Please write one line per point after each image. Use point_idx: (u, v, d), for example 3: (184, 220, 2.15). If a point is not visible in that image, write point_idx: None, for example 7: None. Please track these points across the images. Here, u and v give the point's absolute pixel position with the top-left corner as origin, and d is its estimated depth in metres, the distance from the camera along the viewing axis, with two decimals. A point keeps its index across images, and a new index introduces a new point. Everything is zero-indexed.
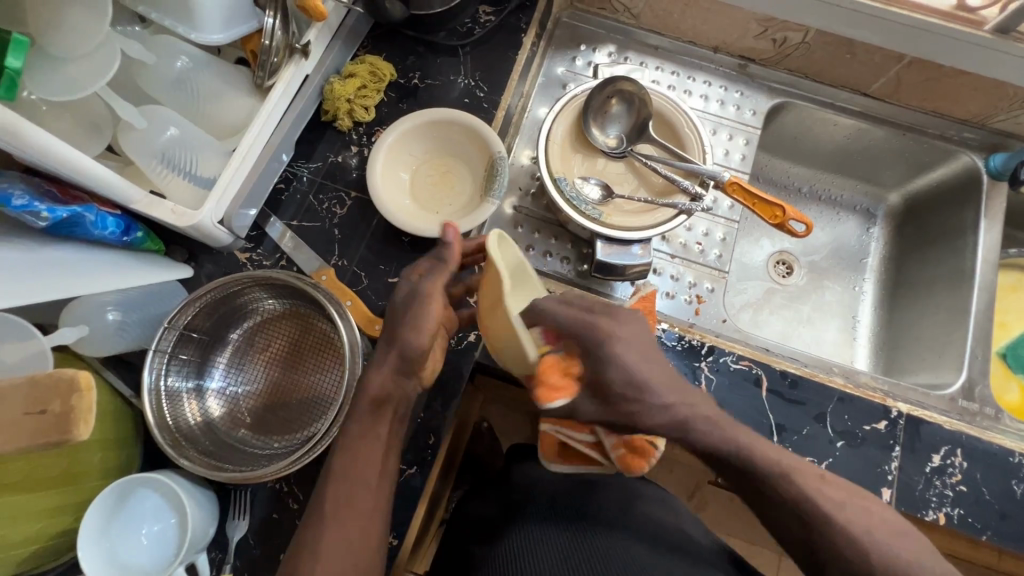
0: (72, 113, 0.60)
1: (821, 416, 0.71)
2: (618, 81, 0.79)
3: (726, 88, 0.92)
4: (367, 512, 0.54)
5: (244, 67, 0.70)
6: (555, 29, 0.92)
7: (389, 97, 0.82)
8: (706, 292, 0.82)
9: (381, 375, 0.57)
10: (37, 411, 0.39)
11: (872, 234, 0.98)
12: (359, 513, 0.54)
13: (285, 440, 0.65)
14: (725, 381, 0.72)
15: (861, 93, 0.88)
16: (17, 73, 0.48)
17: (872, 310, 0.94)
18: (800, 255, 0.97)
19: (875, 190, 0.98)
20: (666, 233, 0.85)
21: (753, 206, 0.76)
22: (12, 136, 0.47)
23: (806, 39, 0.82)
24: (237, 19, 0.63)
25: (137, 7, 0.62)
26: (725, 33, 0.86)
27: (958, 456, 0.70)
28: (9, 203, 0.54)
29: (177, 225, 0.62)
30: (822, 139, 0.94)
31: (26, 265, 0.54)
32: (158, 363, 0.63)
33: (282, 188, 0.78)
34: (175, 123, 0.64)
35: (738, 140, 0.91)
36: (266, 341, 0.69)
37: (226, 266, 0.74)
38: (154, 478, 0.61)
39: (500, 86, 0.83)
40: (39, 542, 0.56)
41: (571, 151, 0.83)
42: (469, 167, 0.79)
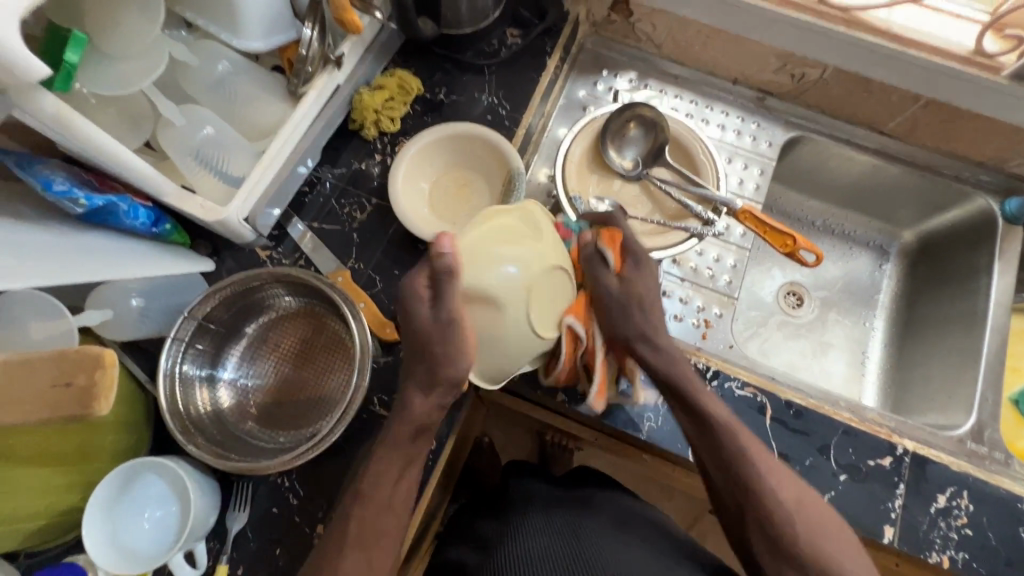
0: (117, 108, 0.63)
1: (825, 447, 0.70)
2: (636, 107, 0.81)
3: (743, 119, 0.94)
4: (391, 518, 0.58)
5: (279, 74, 0.73)
6: (578, 54, 0.95)
7: (414, 110, 0.85)
8: (714, 317, 0.83)
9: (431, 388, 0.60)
10: (62, 383, 0.40)
11: (885, 270, 0.98)
12: (379, 516, 0.57)
13: (290, 435, 0.66)
14: (728, 406, 0.72)
15: (877, 131, 0.90)
16: (74, 68, 0.49)
17: (882, 348, 0.94)
18: (811, 287, 0.97)
19: (889, 227, 0.98)
20: (678, 257, 0.85)
21: (765, 234, 0.77)
22: (62, 126, 0.50)
23: (824, 76, 0.84)
24: (277, 29, 0.67)
25: (185, 13, 0.66)
26: (745, 66, 0.89)
27: (965, 498, 0.69)
28: (51, 188, 0.58)
29: (205, 219, 0.65)
30: (839, 174, 0.95)
31: (61, 250, 0.57)
32: (175, 351, 0.64)
33: (306, 191, 0.80)
34: (211, 123, 0.67)
35: (753, 170, 0.92)
36: (280, 337, 0.71)
37: (247, 262, 0.76)
38: (161, 463, 0.62)
39: (522, 105, 0.86)
40: (44, 518, 0.57)
41: (588, 171, 0.84)
42: (487, 180, 0.81)
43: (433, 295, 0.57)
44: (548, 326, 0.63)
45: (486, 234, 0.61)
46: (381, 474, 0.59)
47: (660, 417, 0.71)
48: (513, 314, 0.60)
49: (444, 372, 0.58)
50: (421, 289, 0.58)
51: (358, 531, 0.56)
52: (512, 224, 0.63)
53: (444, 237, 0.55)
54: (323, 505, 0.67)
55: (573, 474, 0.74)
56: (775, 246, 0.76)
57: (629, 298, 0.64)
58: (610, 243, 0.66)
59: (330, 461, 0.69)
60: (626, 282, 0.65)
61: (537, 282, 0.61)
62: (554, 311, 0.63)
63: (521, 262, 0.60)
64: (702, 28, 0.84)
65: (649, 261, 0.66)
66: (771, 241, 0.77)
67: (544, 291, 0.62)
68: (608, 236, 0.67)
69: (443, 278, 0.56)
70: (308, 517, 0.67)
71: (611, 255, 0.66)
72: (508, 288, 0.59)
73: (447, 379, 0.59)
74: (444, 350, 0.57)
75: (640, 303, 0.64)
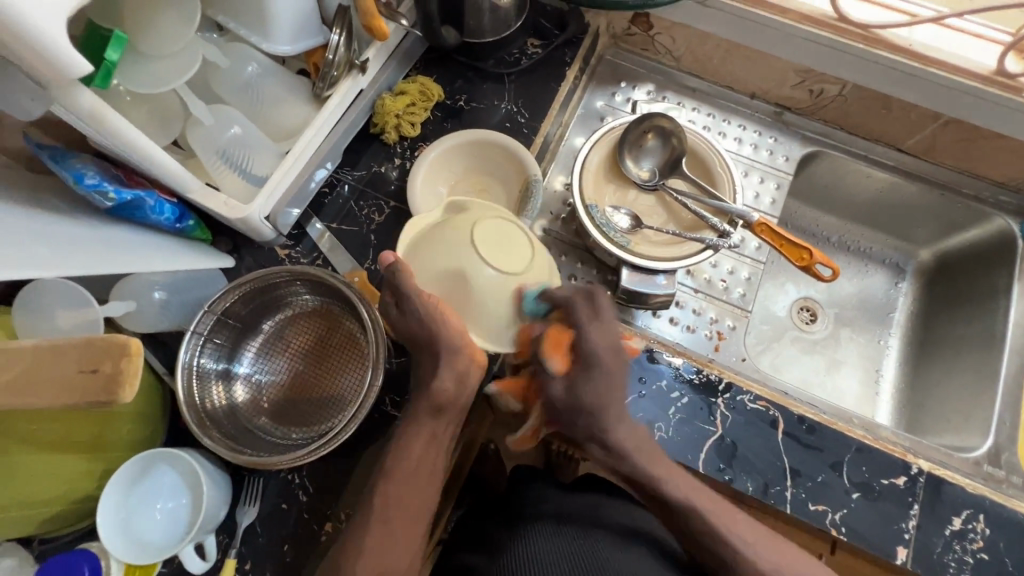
0: (149, 106, 0.65)
1: (837, 464, 0.70)
2: (655, 117, 0.82)
3: (760, 133, 0.94)
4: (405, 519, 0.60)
5: (305, 78, 0.75)
6: (598, 65, 0.96)
7: (435, 116, 0.86)
8: (727, 329, 0.83)
9: (443, 387, 0.61)
10: (88, 369, 0.41)
11: (900, 288, 0.97)
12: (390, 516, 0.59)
13: (302, 432, 0.66)
14: (740, 419, 0.71)
15: (895, 148, 0.90)
16: (114, 66, 0.50)
17: (897, 367, 0.93)
18: (825, 303, 0.96)
19: (906, 246, 0.98)
20: (692, 268, 0.85)
21: (781, 248, 0.77)
22: (96, 122, 0.51)
23: (843, 92, 0.84)
24: (305, 34, 0.69)
25: (217, 16, 0.67)
26: (764, 81, 0.89)
27: (981, 522, 0.67)
28: (82, 181, 0.61)
29: (228, 217, 0.66)
30: (856, 190, 0.95)
31: (89, 243, 0.59)
32: (194, 344, 0.66)
33: (326, 192, 0.82)
34: (239, 123, 0.68)
35: (769, 184, 0.92)
36: (295, 335, 0.72)
37: (266, 260, 0.78)
38: (174, 455, 0.63)
39: (541, 114, 0.87)
40: (61, 504, 0.58)
41: (604, 180, 0.85)
42: (505, 186, 0.82)
43: (396, 296, 0.62)
44: (514, 264, 0.62)
45: (421, 238, 0.66)
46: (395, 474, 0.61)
47: (671, 428, 0.71)
48: (474, 277, 0.61)
49: (443, 352, 0.61)
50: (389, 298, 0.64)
51: (377, 530, 0.58)
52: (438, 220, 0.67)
53: (387, 253, 0.62)
54: (332, 503, 0.67)
55: (581, 482, 0.73)
56: (793, 260, 0.76)
57: (575, 411, 0.59)
58: (551, 353, 0.58)
59: (340, 460, 0.69)
60: (571, 393, 0.59)
61: (474, 233, 0.62)
62: (509, 246, 0.63)
63: (456, 232, 0.63)
64: (722, 42, 0.85)
65: (601, 363, 0.58)
66: (789, 255, 0.76)
67: (490, 239, 0.62)
68: (552, 339, 0.59)
69: (397, 282, 0.61)
70: (316, 514, 0.67)
71: (553, 362, 0.59)
72: (457, 263, 0.62)
73: (449, 352, 0.61)
74: (434, 331, 0.60)
75: (586, 410, 0.59)
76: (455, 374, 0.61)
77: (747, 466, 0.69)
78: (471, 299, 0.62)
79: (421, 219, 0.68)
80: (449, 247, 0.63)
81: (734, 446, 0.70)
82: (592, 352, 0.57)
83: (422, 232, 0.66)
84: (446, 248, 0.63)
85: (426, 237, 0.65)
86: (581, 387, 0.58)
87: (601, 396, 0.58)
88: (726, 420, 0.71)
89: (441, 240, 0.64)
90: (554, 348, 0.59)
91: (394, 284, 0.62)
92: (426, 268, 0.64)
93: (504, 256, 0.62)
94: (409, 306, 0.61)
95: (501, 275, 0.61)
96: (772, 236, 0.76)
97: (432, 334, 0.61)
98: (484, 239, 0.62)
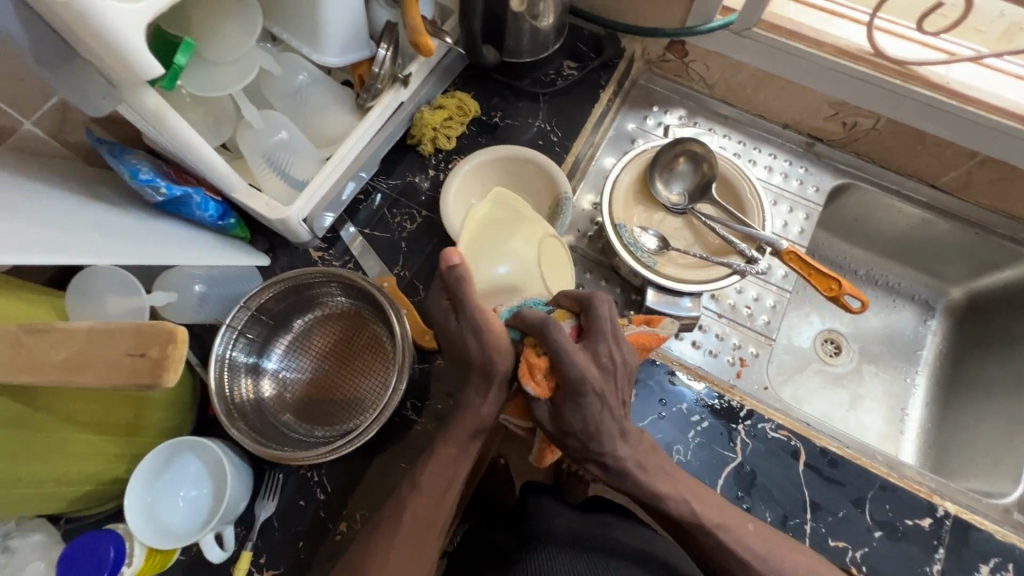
0: (204, 109, 0.68)
1: (860, 501, 0.68)
2: (687, 142, 0.82)
3: (791, 163, 0.94)
4: (421, 521, 0.61)
5: (350, 89, 0.78)
6: (631, 89, 0.98)
7: (470, 131, 0.89)
8: (750, 356, 0.82)
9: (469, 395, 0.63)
10: (137, 353, 0.42)
11: (929, 326, 0.95)
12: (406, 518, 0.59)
13: (325, 430, 0.68)
14: (760, 447, 0.70)
15: (929, 185, 0.89)
16: (182, 70, 0.52)
17: (923, 406, 0.91)
18: (850, 336, 0.95)
19: (936, 283, 0.96)
20: (717, 292, 0.85)
21: (809, 276, 0.76)
22: (158, 121, 0.54)
23: (877, 126, 0.85)
24: (353, 47, 0.73)
25: (272, 28, 0.71)
26: (797, 111, 0.90)
27: (1010, 571, 0.65)
28: (137, 176, 0.64)
29: (268, 217, 0.69)
30: (886, 225, 0.94)
31: (138, 236, 0.62)
32: (228, 337, 0.68)
33: (361, 199, 0.84)
34: (286, 128, 0.71)
35: (798, 214, 0.92)
36: (324, 335, 0.73)
37: (299, 260, 0.80)
38: (202, 444, 0.64)
39: (574, 134, 0.89)
40: (93, 484, 0.60)
41: (633, 200, 0.86)
42: (535, 202, 0.84)
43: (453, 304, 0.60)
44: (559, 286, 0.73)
45: (481, 236, 0.72)
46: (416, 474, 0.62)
47: (690, 452, 0.70)
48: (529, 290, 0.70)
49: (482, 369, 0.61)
50: (445, 303, 0.62)
51: (398, 532, 0.60)
52: (495, 217, 0.73)
53: (452, 250, 0.59)
54: (348, 502, 0.68)
55: (593, 501, 0.73)
56: (821, 290, 0.76)
57: (563, 431, 0.59)
58: (525, 379, 0.57)
59: (359, 461, 0.70)
60: (555, 414, 0.58)
61: (536, 249, 0.72)
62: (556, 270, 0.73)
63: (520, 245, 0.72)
64: (756, 72, 0.87)
65: (586, 390, 0.55)
66: (817, 284, 0.76)
67: (547, 259, 0.72)
68: (526, 364, 0.57)
69: (458, 288, 0.59)
70: (332, 513, 0.68)
71: (532, 387, 0.57)
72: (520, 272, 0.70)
73: (500, 380, 0.62)
74: (493, 356, 0.60)
75: (579, 436, 0.58)
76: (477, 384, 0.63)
77: (766, 495, 0.68)
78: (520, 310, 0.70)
79: (472, 211, 0.73)
80: (513, 257, 0.71)
81: (753, 474, 0.69)
82: (575, 381, 0.54)
83: (480, 229, 0.72)
84: (510, 257, 0.71)
85: (488, 239, 0.72)
86: (563, 411, 0.57)
87: (589, 423, 0.57)
88: (746, 448, 0.70)
89: (506, 248, 0.71)
90: (531, 372, 0.57)
91: (452, 290, 0.59)
92: (485, 269, 0.70)
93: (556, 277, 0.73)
94: (467, 316, 0.59)
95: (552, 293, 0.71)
96: (802, 264, 0.76)
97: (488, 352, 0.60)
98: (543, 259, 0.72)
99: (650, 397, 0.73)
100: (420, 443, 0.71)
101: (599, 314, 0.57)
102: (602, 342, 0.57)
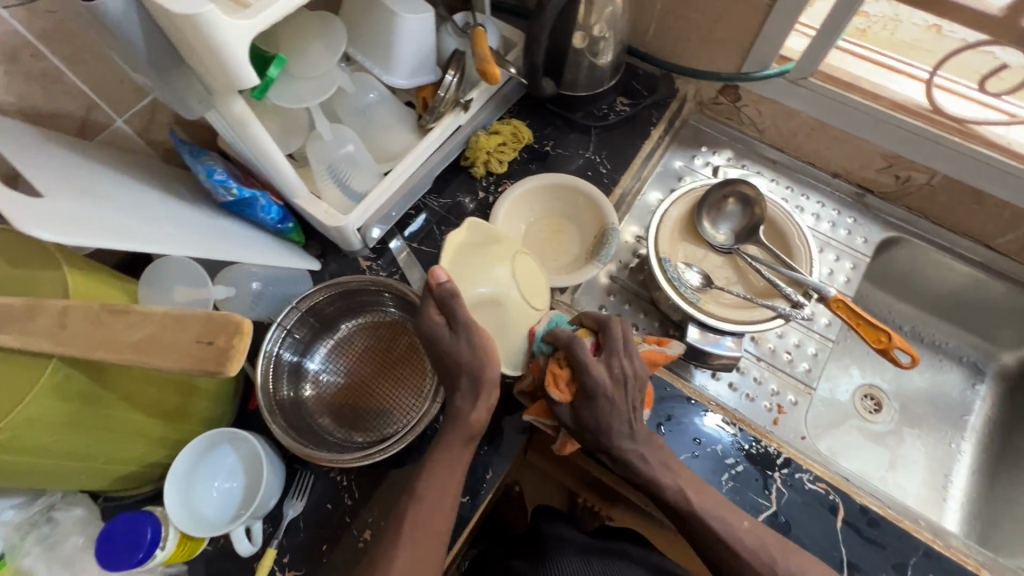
0: (279, 120, 0.73)
1: (901, 566, 0.65)
2: (738, 183, 0.83)
3: (839, 212, 0.94)
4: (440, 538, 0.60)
5: (413, 109, 0.82)
6: (681, 128, 0.99)
7: (521, 157, 0.91)
8: (789, 403, 0.80)
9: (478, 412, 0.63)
10: (206, 341, 0.45)
11: (978, 391, 0.92)
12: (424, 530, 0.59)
13: (358, 436, 0.69)
14: (797, 498, 0.68)
15: (984, 245, 0.87)
16: (272, 81, 0.57)
17: (969, 475, 0.86)
18: (892, 393, 0.92)
19: (987, 346, 0.93)
20: (757, 335, 0.84)
21: (857, 326, 0.75)
22: (240, 127, 0.57)
23: (932, 182, 0.84)
24: (421, 71, 0.77)
25: (349, 49, 0.75)
26: (849, 161, 0.90)
27: None
28: (212, 176, 0.68)
29: (326, 224, 0.72)
30: (936, 282, 0.92)
31: (205, 232, 0.65)
32: (277, 335, 0.70)
33: (412, 214, 0.87)
34: (352, 142, 0.75)
35: (845, 263, 0.91)
36: (364, 342, 0.75)
37: (348, 267, 0.83)
38: (240, 437, 0.66)
39: (622, 167, 0.90)
40: (136, 466, 0.62)
41: (678, 236, 0.86)
42: (581, 231, 0.85)
43: (448, 320, 0.61)
44: (538, 300, 0.71)
45: (460, 256, 0.69)
46: (433, 487, 0.61)
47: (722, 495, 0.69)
48: (508, 305, 0.68)
49: (485, 384, 0.62)
50: (434, 317, 0.62)
51: (410, 541, 0.59)
52: (474, 241, 0.71)
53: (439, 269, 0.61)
54: (373, 511, 0.69)
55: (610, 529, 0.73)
56: (870, 341, 0.74)
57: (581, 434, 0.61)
58: (552, 387, 0.60)
59: (387, 470, 0.71)
60: (574, 417, 0.60)
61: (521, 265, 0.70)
62: (535, 283, 0.72)
63: (503, 259, 0.69)
64: (809, 121, 0.87)
65: (603, 393, 0.58)
66: (866, 335, 0.74)
67: (529, 273, 0.71)
68: (551, 373, 0.61)
69: (450, 300, 0.60)
70: (356, 520, 0.68)
71: (557, 395, 0.60)
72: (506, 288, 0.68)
73: (489, 386, 0.62)
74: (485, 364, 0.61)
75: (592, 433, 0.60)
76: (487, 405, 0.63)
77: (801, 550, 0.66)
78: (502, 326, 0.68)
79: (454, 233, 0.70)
80: (496, 272, 0.68)
81: (788, 526, 0.67)
82: (592, 386, 0.57)
83: (464, 249, 0.69)
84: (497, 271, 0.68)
85: (469, 259, 0.69)
86: (586, 417, 0.59)
87: (606, 421, 0.59)
88: (782, 497, 0.68)
89: (490, 265, 0.68)
90: (556, 382, 0.60)
91: (443, 298, 0.60)
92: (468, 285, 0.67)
93: (538, 292, 0.71)
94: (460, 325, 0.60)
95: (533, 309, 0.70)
96: (852, 313, 0.75)
97: (484, 359, 0.61)
98: (525, 273, 0.71)
99: (685, 434, 0.72)
100: None
101: (615, 333, 0.61)
102: (616, 355, 0.60)
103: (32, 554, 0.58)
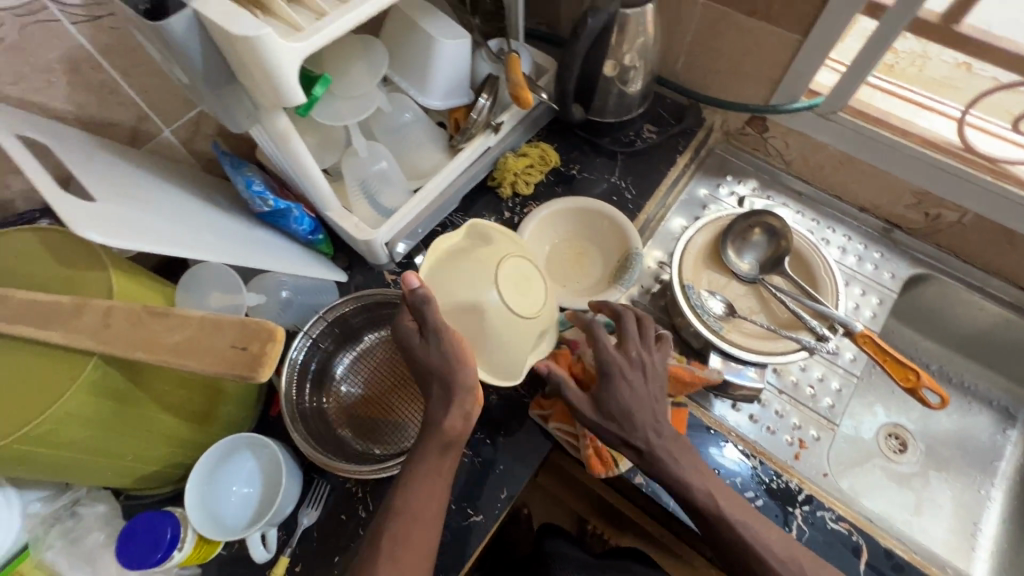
0: (316, 136, 0.75)
1: None
2: (764, 214, 0.83)
3: (866, 247, 0.93)
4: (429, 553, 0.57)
5: (444, 130, 0.85)
6: (706, 156, 1.00)
7: (547, 179, 0.93)
8: (811, 439, 0.79)
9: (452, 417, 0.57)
10: (241, 346, 0.46)
11: (1009, 436, 0.89)
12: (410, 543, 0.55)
13: (375, 447, 0.70)
14: (819, 537, 0.66)
15: (1016, 286, 0.85)
16: (317, 99, 0.60)
17: (999, 524, 0.83)
18: (917, 433, 0.90)
19: (1018, 389, 0.90)
20: (779, 367, 0.83)
21: (883, 363, 0.74)
22: (282, 142, 0.60)
23: (963, 220, 0.83)
24: (454, 94, 0.79)
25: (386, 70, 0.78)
26: (877, 196, 0.89)
27: None
28: (250, 187, 0.71)
29: (356, 237, 0.74)
30: (965, 321, 0.90)
31: (241, 240, 0.67)
32: (303, 342, 0.72)
33: (439, 232, 0.89)
34: (385, 159, 0.77)
35: (871, 298, 0.90)
36: (385, 353, 0.76)
37: (373, 280, 0.84)
38: (261, 444, 0.67)
39: (647, 193, 0.91)
40: (159, 466, 0.63)
41: (702, 263, 0.87)
42: (604, 254, 0.86)
43: (420, 326, 0.58)
44: (529, 306, 0.67)
45: (447, 265, 0.68)
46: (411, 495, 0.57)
47: None
48: (489, 311, 0.65)
49: (456, 390, 0.57)
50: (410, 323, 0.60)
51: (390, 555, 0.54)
52: (464, 247, 0.70)
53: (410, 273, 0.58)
54: None
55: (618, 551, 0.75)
56: (898, 380, 0.73)
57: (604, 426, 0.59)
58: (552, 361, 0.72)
59: None
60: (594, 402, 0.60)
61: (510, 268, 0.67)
62: (527, 289, 0.67)
63: (487, 265, 0.67)
64: (836, 154, 0.88)
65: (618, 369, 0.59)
66: (894, 373, 0.73)
67: (521, 278, 0.67)
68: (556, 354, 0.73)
69: (422, 307, 0.58)
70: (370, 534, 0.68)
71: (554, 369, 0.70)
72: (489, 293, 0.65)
73: (462, 391, 0.57)
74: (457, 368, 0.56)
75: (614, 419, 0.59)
76: (461, 409, 0.57)
77: None
78: (483, 332, 0.65)
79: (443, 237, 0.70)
80: (477, 276, 0.66)
81: None
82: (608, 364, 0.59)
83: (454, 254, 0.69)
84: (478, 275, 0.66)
85: (458, 264, 0.68)
86: (601, 397, 0.59)
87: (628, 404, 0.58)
88: (804, 536, 0.66)
89: (470, 269, 0.67)
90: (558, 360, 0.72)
91: (411, 303, 0.58)
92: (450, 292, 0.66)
93: (527, 298, 0.67)
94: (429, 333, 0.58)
95: (518, 316, 0.66)
96: (880, 350, 0.74)
97: (460, 363, 0.57)
98: (513, 278, 0.67)
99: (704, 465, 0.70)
100: (463, 477, 0.71)
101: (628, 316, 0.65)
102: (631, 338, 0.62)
103: (54, 548, 0.60)
